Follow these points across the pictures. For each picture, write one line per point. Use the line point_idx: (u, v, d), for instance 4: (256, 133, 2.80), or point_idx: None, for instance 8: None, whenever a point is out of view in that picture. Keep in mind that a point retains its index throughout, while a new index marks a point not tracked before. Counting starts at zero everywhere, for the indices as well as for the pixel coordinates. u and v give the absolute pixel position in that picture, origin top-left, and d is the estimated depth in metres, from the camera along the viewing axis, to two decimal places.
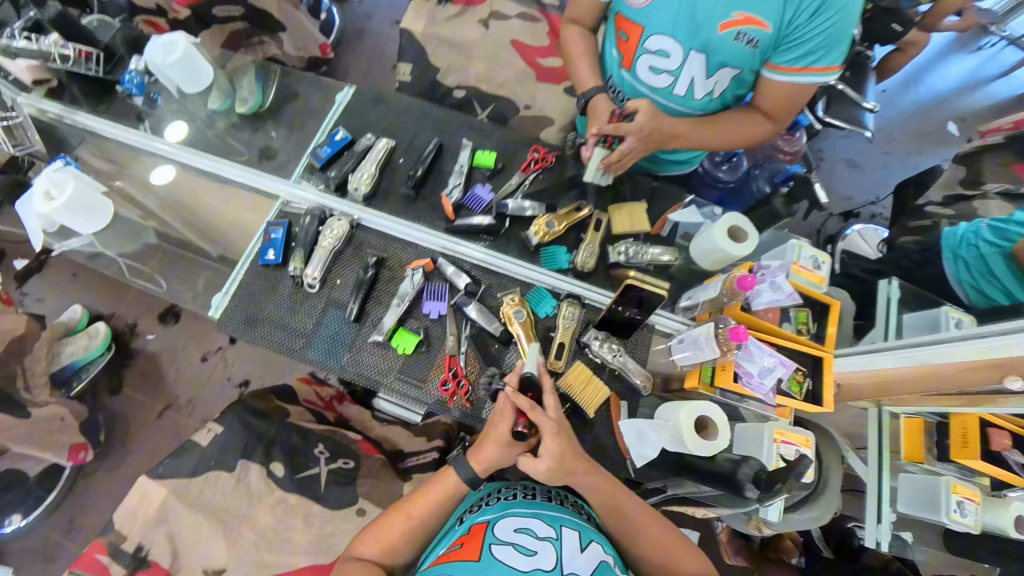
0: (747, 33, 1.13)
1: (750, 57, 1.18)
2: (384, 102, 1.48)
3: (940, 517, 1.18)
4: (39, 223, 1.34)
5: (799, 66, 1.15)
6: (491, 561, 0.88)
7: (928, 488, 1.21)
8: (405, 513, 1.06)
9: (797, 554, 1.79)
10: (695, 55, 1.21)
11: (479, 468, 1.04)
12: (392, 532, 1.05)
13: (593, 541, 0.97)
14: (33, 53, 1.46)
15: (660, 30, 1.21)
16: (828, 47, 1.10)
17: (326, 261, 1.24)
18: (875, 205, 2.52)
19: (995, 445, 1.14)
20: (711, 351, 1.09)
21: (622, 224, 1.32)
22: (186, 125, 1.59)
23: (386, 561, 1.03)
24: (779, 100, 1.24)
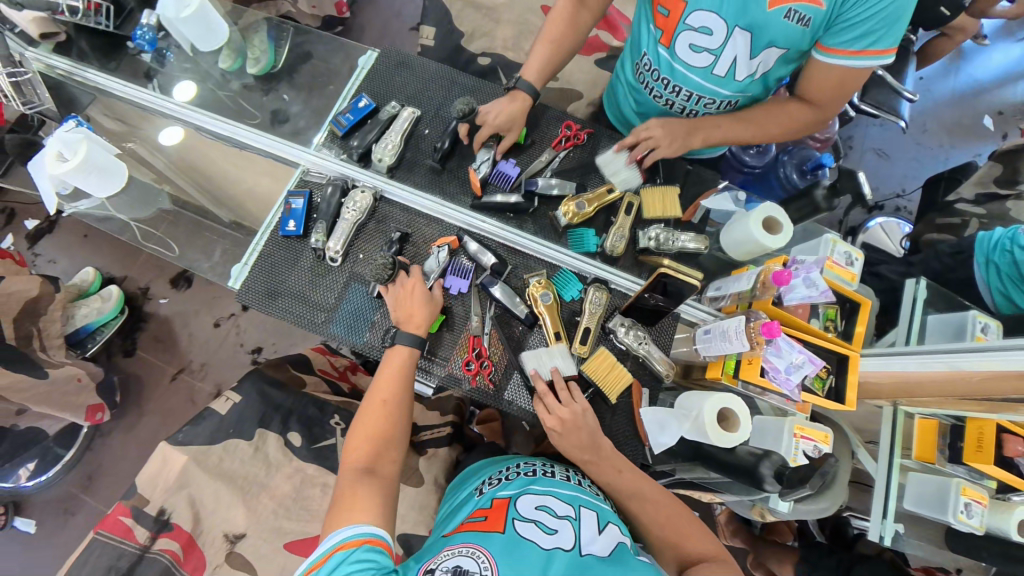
0: (799, 11, 1.05)
1: (800, 36, 1.10)
2: (408, 67, 1.41)
3: (945, 516, 1.19)
4: (53, 185, 1.30)
5: (853, 48, 1.07)
6: (514, 536, 0.87)
7: (937, 487, 1.22)
8: (379, 400, 1.06)
9: (791, 538, 1.80)
10: (741, 32, 1.13)
11: (418, 331, 1.10)
12: (373, 424, 1.03)
13: (610, 523, 0.96)
14: (40, 6, 1.40)
15: (706, 6, 1.12)
16: (886, 27, 1.02)
17: (349, 235, 1.20)
18: (901, 198, 2.45)
19: (1008, 451, 1.12)
20: (740, 343, 1.05)
21: (653, 207, 1.26)
22: (196, 84, 1.53)
23: (379, 456, 1.00)
24: (828, 84, 1.17)
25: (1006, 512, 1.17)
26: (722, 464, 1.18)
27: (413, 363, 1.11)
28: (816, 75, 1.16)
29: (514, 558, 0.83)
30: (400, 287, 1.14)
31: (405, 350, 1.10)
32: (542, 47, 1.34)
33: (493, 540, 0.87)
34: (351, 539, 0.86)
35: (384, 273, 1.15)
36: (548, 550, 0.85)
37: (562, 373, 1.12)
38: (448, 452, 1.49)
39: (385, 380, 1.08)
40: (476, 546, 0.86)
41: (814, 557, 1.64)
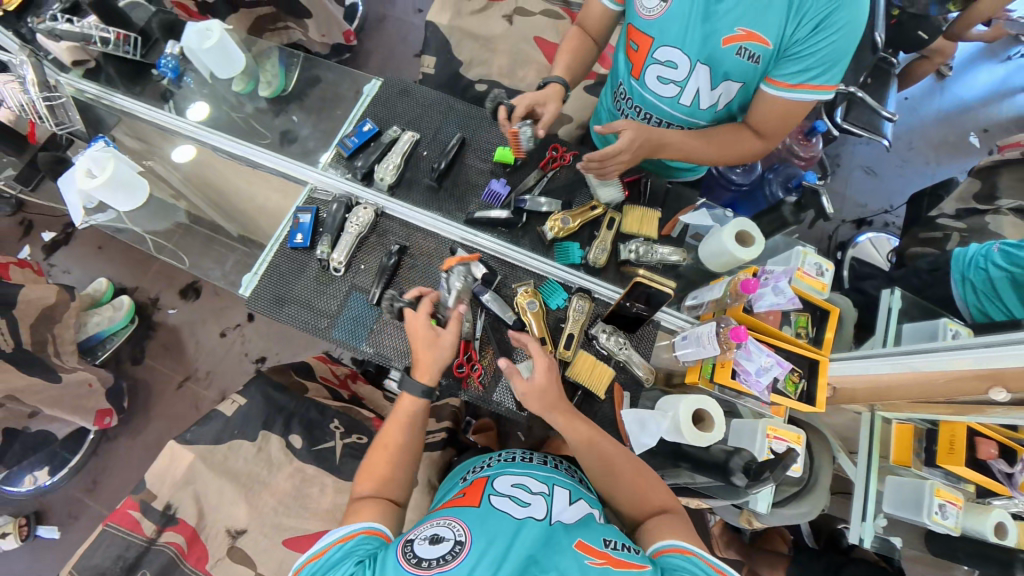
0: (749, 48, 1.17)
1: (751, 70, 1.22)
2: (409, 94, 1.53)
3: (921, 517, 1.23)
4: (80, 200, 1.41)
5: (794, 81, 1.18)
6: (489, 507, 0.92)
7: (914, 490, 1.26)
8: (384, 443, 1.09)
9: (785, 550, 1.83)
10: (701, 67, 1.25)
11: (427, 379, 1.11)
12: (377, 465, 1.07)
13: (581, 498, 1.02)
14: (74, 36, 1.53)
15: (671, 42, 1.24)
16: (823, 66, 1.15)
17: (352, 247, 1.30)
18: (889, 213, 2.55)
19: (981, 454, 1.18)
20: (712, 348, 1.14)
21: (632, 223, 1.36)
22: (209, 106, 1.65)
23: (387, 493, 1.04)
24: (775, 116, 1.27)
25: (983, 513, 1.21)
26: (698, 462, 1.26)
27: (421, 411, 1.13)
28: (762, 107, 1.27)
29: (488, 522, 0.87)
30: (409, 320, 1.14)
31: (410, 399, 1.12)
32: (564, 56, 1.48)
33: (468, 511, 0.91)
34: (348, 532, 0.93)
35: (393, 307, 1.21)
36: (521, 517, 0.88)
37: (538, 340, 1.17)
38: (442, 455, 1.56)
39: (393, 426, 1.11)
40: (453, 518, 0.90)
41: (803, 562, 1.68)
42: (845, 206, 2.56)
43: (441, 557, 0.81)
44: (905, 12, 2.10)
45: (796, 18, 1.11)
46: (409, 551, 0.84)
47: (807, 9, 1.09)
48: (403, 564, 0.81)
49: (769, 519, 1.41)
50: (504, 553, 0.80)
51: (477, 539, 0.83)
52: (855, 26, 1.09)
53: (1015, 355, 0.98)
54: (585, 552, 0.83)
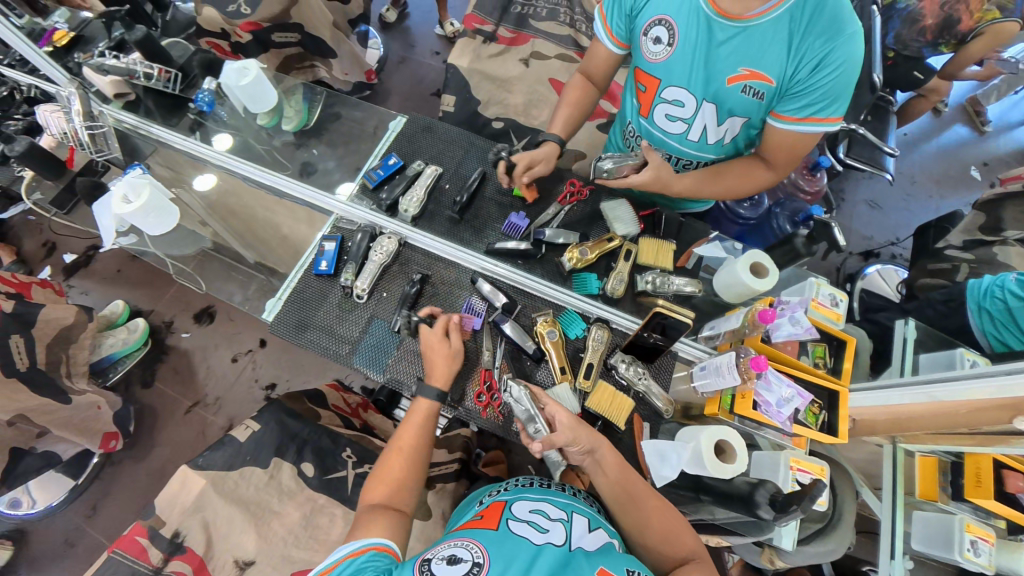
0: (753, 86, 1.23)
1: (756, 106, 1.28)
2: (432, 130, 1.60)
3: (952, 554, 1.18)
4: (114, 223, 1.45)
5: (798, 116, 1.23)
6: (507, 531, 0.89)
7: (942, 526, 1.22)
8: (398, 448, 1.10)
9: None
10: (707, 105, 1.32)
11: (441, 383, 1.16)
12: (389, 471, 1.07)
13: (600, 527, 0.99)
14: (119, 70, 1.62)
15: (677, 83, 1.32)
16: (825, 101, 1.19)
17: (375, 275, 1.33)
18: (896, 246, 2.58)
19: (1010, 486, 1.16)
20: (733, 378, 1.13)
21: (649, 254, 1.39)
22: (231, 136, 1.72)
23: (396, 499, 1.03)
24: (784, 148, 1.32)
25: (1016, 550, 1.18)
26: (718, 492, 1.20)
27: (434, 418, 1.16)
28: (772, 139, 1.32)
29: (505, 547, 0.84)
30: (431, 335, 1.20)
31: (425, 405, 1.15)
32: (564, 109, 1.55)
33: (486, 533, 0.89)
34: (356, 549, 0.90)
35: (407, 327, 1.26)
36: (540, 543, 0.86)
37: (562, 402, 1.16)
38: (455, 486, 1.55)
39: (406, 430, 1.12)
40: (470, 539, 0.87)
41: None
42: (852, 240, 2.59)
43: None
44: (901, 54, 2.22)
45: (796, 60, 1.16)
46: (425, 568, 0.81)
47: (805, 51, 1.13)
48: None
49: (795, 557, 1.38)
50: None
51: (495, 562, 0.80)
52: (853, 64, 1.13)
53: None
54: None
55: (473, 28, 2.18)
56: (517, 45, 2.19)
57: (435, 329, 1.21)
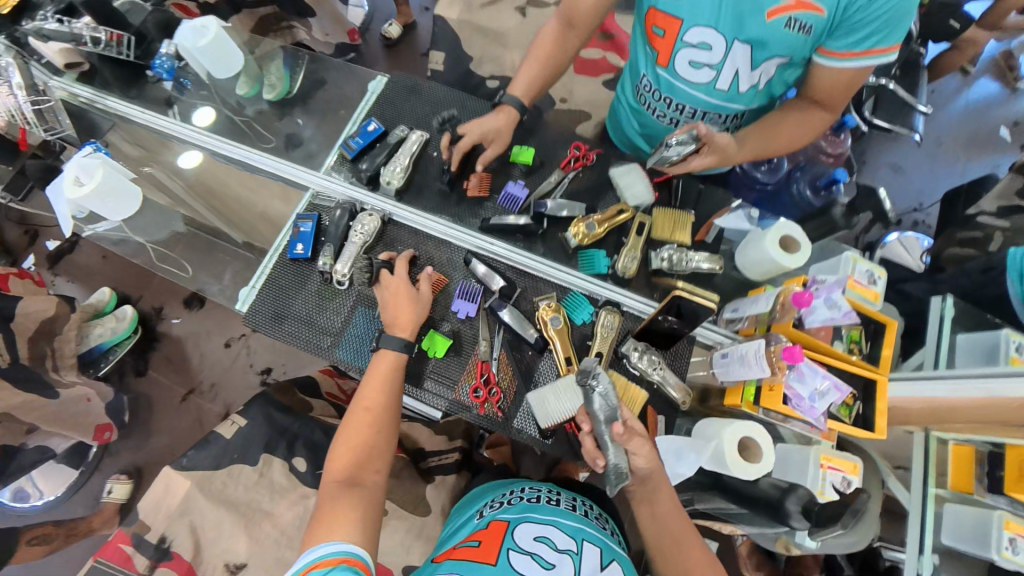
0: (799, 19, 1.06)
1: (801, 43, 1.11)
2: (417, 91, 1.42)
3: (988, 552, 1.06)
4: (70, 210, 1.32)
5: (856, 50, 1.07)
6: (507, 569, 0.80)
7: (976, 522, 1.09)
8: (366, 406, 1.02)
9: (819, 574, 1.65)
10: (740, 46, 1.15)
11: (406, 334, 1.08)
12: (355, 435, 1.00)
13: (613, 561, 0.89)
14: (65, 36, 1.43)
15: (703, 22, 1.14)
16: (887, 29, 1.03)
17: (357, 257, 1.19)
18: (919, 212, 2.38)
19: None
20: (760, 370, 1.00)
21: (664, 229, 1.23)
22: (215, 110, 1.55)
23: (360, 470, 0.96)
24: (837, 88, 1.19)
25: None
26: (740, 494, 1.19)
27: (401, 367, 1.08)
28: (825, 82, 1.18)
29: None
30: (387, 287, 1.12)
31: (390, 357, 1.06)
32: (532, 65, 1.36)
33: (483, 571, 0.80)
34: (327, 558, 0.80)
35: (363, 275, 1.18)
36: None
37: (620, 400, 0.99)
38: (458, 478, 1.47)
39: (372, 385, 1.04)
40: None
41: None
42: None
43: None
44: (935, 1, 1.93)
45: None
46: None
47: None
48: None
49: (815, 548, 1.23)
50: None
51: None
52: None
53: None
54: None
55: None
56: None
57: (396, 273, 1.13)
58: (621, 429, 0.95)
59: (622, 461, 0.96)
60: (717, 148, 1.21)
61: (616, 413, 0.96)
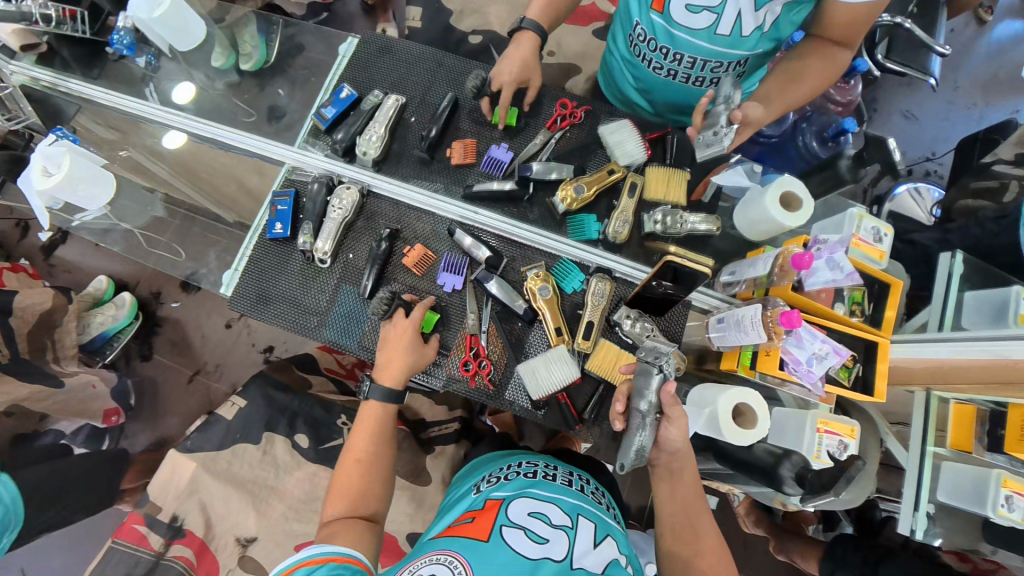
0: None
1: None
2: (391, 52, 1.32)
3: (983, 510, 1.06)
4: (43, 201, 1.27)
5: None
6: (499, 544, 0.78)
7: (973, 479, 1.09)
8: (354, 455, 0.98)
9: (816, 521, 1.82)
10: None
11: (392, 382, 1.02)
12: (347, 483, 0.95)
13: (608, 536, 0.88)
14: (11, 16, 1.31)
15: None
16: None
17: (338, 234, 1.15)
18: (931, 161, 2.26)
19: None
20: (757, 335, 0.97)
21: (656, 192, 1.16)
22: (192, 84, 1.46)
23: (359, 511, 0.93)
24: (851, 24, 1.09)
25: None
26: (737, 460, 1.19)
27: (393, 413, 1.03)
28: (841, 19, 1.08)
29: (494, 566, 0.74)
30: (395, 327, 1.06)
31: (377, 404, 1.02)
32: None
33: (474, 546, 0.78)
34: (316, 556, 0.80)
35: (380, 309, 1.09)
36: (536, 559, 0.76)
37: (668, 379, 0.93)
38: (458, 448, 1.49)
39: (358, 433, 1.00)
40: (454, 554, 0.77)
41: (835, 545, 1.62)
42: None
43: None
44: None
45: None
46: None
47: None
48: None
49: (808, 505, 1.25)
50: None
51: None
52: None
53: None
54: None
55: None
56: None
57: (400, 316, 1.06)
58: (671, 390, 0.91)
59: (647, 438, 0.92)
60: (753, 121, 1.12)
61: (668, 377, 0.91)
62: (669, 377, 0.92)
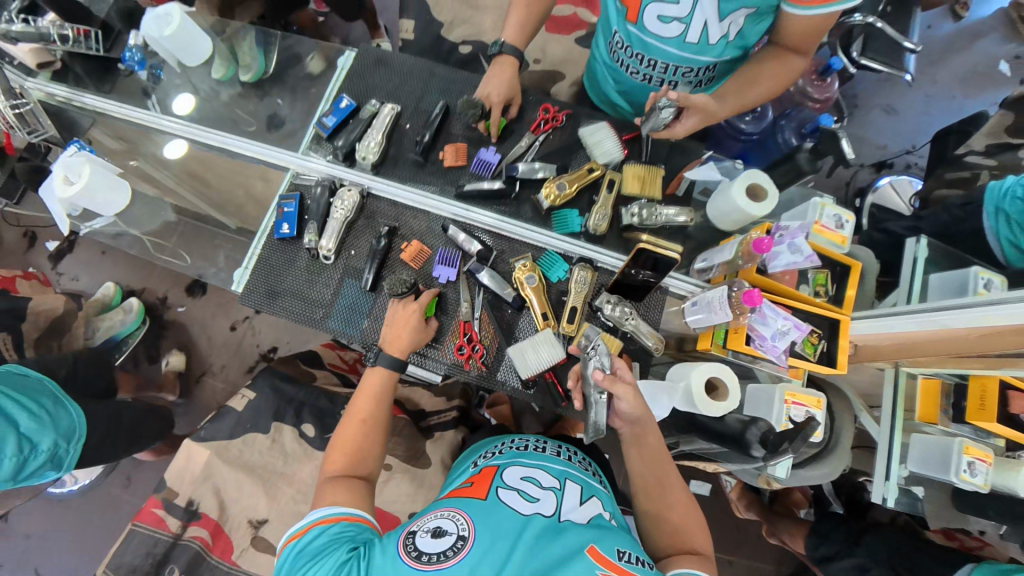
0: None
1: None
2: (386, 64, 1.42)
3: (949, 476, 1.15)
4: (63, 208, 1.36)
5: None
6: (496, 502, 0.87)
7: (940, 448, 1.17)
8: (358, 414, 1.06)
9: (806, 506, 1.89)
10: None
11: (399, 352, 1.11)
12: (352, 439, 1.03)
13: (592, 496, 0.98)
14: (32, 37, 1.43)
15: None
16: None
17: (340, 232, 1.25)
18: (911, 154, 2.36)
19: (1014, 408, 1.08)
20: (724, 314, 1.07)
21: (633, 186, 1.26)
22: (192, 96, 1.55)
23: (356, 468, 1.00)
24: (808, 33, 1.19)
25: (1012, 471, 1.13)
26: (713, 432, 1.22)
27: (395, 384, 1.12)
28: (798, 28, 1.18)
29: (491, 517, 0.82)
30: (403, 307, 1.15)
31: (382, 372, 1.10)
32: (516, 12, 1.38)
33: (475, 503, 0.87)
34: (331, 516, 0.89)
35: (398, 289, 1.14)
36: (528, 514, 0.84)
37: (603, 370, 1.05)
38: (456, 434, 1.58)
39: (362, 397, 1.08)
40: (456, 510, 0.85)
41: (823, 522, 1.70)
42: (864, 150, 2.38)
43: (443, 552, 0.77)
44: None
45: None
46: (410, 543, 0.80)
47: None
48: (402, 557, 0.77)
49: (788, 480, 1.38)
50: (506, 554, 0.75)
51: (481, 536, 0.78)
52: None
53: None
54: (597, 561, 0.77)
55: None
56: None
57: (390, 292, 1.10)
58: (604, 375, 1.03)
59: (601, 417, 1.05)
60: (700, 105, 1.19)
61: (601, 364, 1.06)
62: (603, 365, 1.06)
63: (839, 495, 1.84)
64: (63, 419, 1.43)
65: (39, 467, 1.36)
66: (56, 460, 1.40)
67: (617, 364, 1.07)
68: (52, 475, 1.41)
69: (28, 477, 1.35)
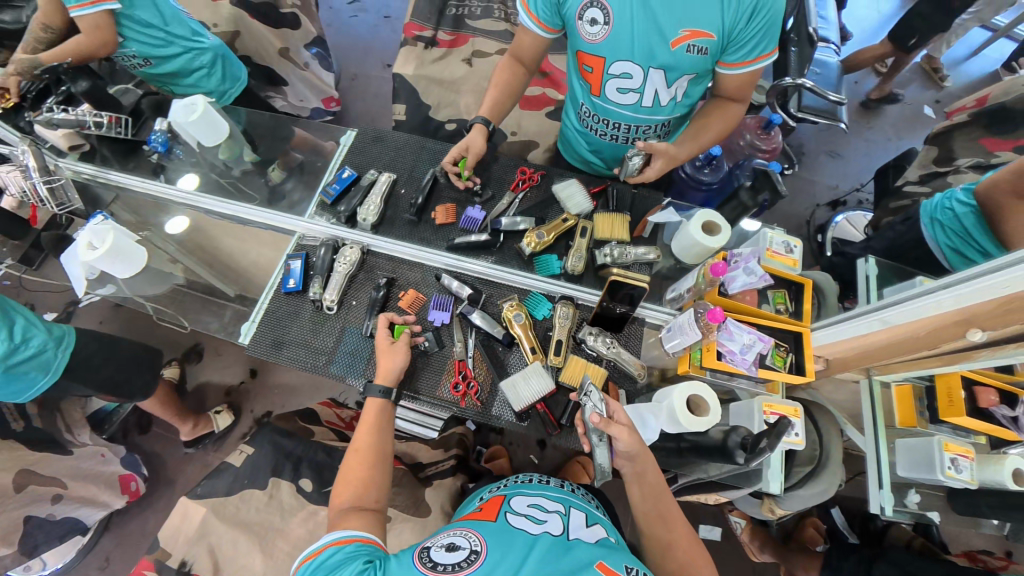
0: (697, 44, 1.30)
1: (704, 62, 1.36)
2: (383, 139, 1.63)
3: (935, 475, 1.18)
4: (82, 271, 1.46)
5: (749, 58, 1.34)
6: (506, 524, 0.93)
7: (922, 450, 1.22)
8: (355, 447, 1.12)
9: (821, 542, 1.87)
10: (655, 71, 1.39)
11: (388, 380, 1.18)
12: (353, 472, 1.08)
13: (598, 522, 1.03)
14: (69, 123, 1.60)
15: (622, 57, 1.38)
16: (769, 37, 1.29)
17: (342, 285, 1.37)
18: (861, 191, 2.63)
19: (982, 402, 1.20)
20: (695, 334, 1.20)
21: (605, 230, 1.42)
22: (197, 174, 1.72)
23: (361, 501, 1.04)
24: (742, 85, 1.43)
25: (996, 463, 1.18)
26: (699, 446, 1.25)
27: (389, 413, 1.18)
28: (732, 83, 1.43)
29: (503, 536, 0.88)
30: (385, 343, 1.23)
31: (378, 404, 1.17)
32: (492, 92, 1.62)
33: (485, 525, 0.93)
34: (343, 538, 0.94)
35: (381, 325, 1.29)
36: (537, 533, 0.90)
37: (600, 413, 1.11)
38: (454, 481, 1.60)
39: (363, 429, 1.14)
40: (470, 530, 0.91)
41: (834, 553, 1.69)
42: (817, 192, 2.64)
43: (458, 563, 0.82)
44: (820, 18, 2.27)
45: (733, 12, 1.24)
46: (425, 555, 0.85)
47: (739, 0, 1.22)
48: (418, 567, 0.83)
49: (788, 500, 1.43)
50: (519, 564, 0.80)
51: (493, 550, 0.84)
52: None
53: (990, 281, 0.91)
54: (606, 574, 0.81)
55: (414, 35, 2.23)
56: (458, 46, 2.24)
57: (378, 333, 1.24)
58: (600, 418, 1.09)
59: (605, 460, 1.13)
60: (663, 151, 1.41)
61: (597, 407, 1.12)
62: (599, 407, 1.12)
63: (851, 526, 1.88)
64: (52, 327, 1.54)
65: (25, 363, 1.45)
66: (42, 362, 1.49)
67: (611, 407, 1.13)
68: (39, 380, 1.49)
69: (14, 372, 1.43)
